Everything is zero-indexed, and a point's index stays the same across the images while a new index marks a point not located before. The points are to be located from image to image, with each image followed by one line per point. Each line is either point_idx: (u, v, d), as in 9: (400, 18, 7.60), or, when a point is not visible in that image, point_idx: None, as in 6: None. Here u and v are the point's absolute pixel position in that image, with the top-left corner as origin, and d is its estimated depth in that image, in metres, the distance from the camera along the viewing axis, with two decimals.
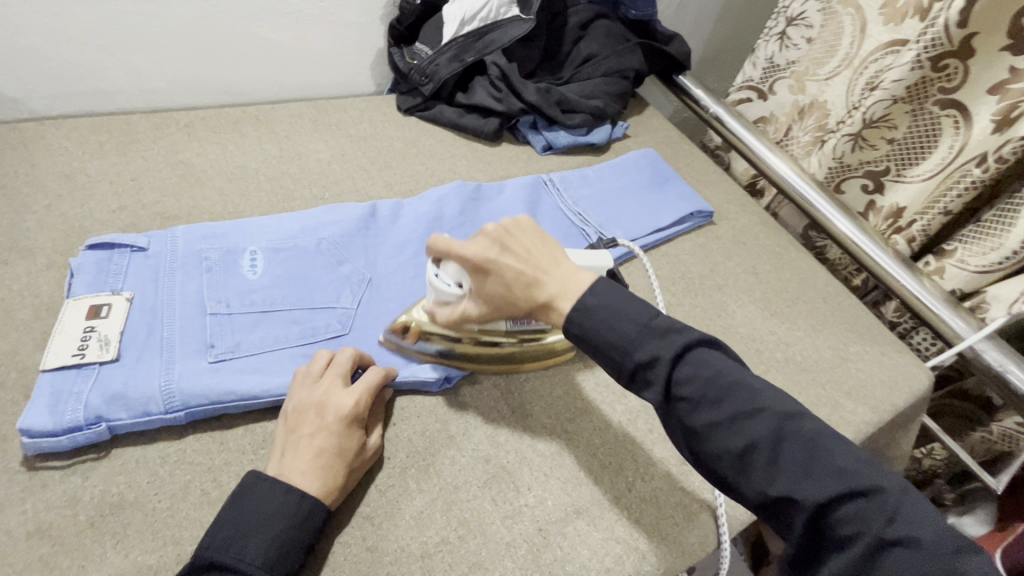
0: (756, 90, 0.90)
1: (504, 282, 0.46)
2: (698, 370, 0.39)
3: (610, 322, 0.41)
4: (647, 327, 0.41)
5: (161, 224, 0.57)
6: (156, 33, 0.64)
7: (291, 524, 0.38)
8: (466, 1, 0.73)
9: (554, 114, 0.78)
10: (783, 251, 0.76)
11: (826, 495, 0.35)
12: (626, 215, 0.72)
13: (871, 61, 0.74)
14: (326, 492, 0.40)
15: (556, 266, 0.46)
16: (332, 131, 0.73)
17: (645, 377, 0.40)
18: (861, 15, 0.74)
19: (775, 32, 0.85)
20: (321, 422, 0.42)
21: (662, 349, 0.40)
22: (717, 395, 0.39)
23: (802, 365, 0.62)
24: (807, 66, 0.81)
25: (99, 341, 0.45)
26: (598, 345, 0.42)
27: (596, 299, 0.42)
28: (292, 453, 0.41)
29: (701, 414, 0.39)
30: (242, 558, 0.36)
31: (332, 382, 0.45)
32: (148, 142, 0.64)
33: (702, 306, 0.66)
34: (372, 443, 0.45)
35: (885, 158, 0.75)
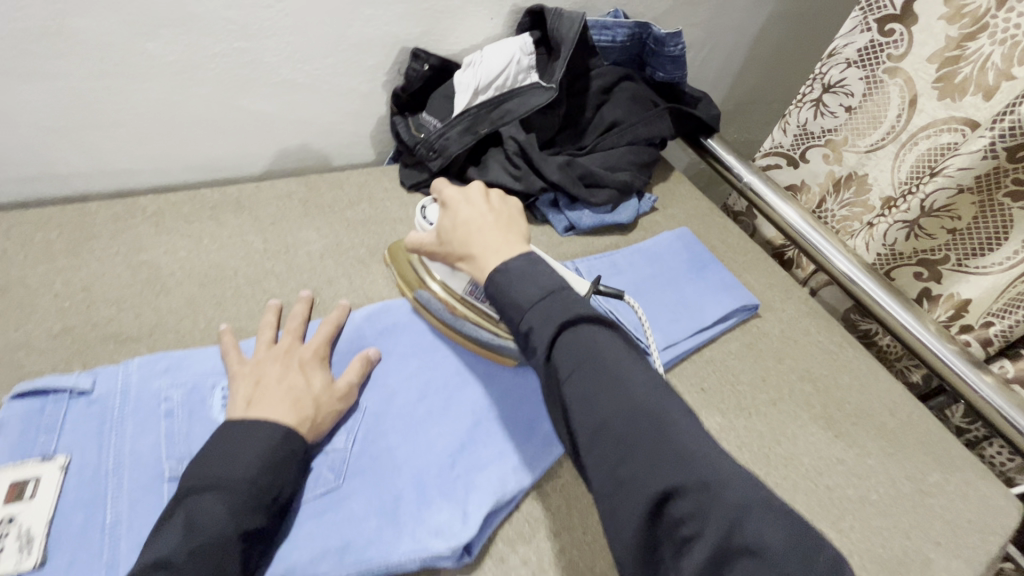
0: (786, 157, 0.80)
1: (452, 223, 0.52)
2: (581, 344, 0.40)
3: (519, 292, 0.43)
4: (549, 300, 0.42)
5: (115, 349, 0.47)
6: (120, 109, 0.54)
7: (270, 445, 0.40)
8: (480, 69, 0.65)
9: (578, 192, 0.69)
10: (838, 349, 0.67)
11: (665, 482, 0.33)
12: (663, 313, 0.63)
13: (923, 136, 0.64)
14: (298, 419, 0.43)
15: (495, 235, 0.50)
16: (325, 215, 0.63)
17: (535, 347, 0.42)
18: (910, 90, 0.64)
19: (808, 99, 0.74)
20: (284, 369, 0.46)
21: (552, 316, 0.41)
22: (592, 370, 0.39)
23: (880, 506, 0.53)
24: (844, 136, 0.71)
25: (19, 540, 0.35)
26: (507, 313, 0.44)
27: (516, 269, 0.45)
28: (257, 392, 0.44)
29: (568, 377, 0.39)
30: (224, 479, 0.38)
31: (287, 341, 0.49)
32: (107, 238, 0.53)
33: (758, 429, 0.57)
34: (343, 384, 0.48)
35: (946, 247, 0.66)
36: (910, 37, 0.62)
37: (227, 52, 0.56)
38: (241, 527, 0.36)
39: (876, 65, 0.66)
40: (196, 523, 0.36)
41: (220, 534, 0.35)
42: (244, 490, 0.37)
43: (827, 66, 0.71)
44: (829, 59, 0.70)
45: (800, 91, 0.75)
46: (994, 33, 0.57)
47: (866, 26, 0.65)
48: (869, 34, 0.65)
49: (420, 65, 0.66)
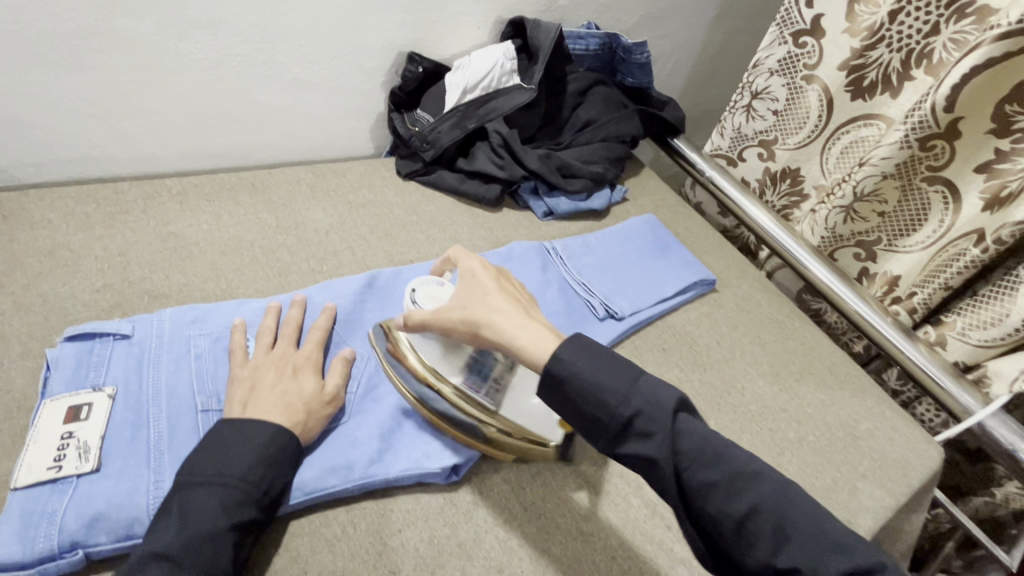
0: (726, 158, 0.92)
1: (471, 297, 0.48)
2: (695, 430, 0.39)
3: (606, 370, 0.41)
4: (643, 382, 0.41)
5: (149, 303, 0.54)
6: (150, 100, 0.62)
7: (261, 444, 0.42)
8: (469, 71, 0.74)
9: (555, 180, 0.78)
10: (786, 319, 0.76)
11: (836, 570, 0.35)
12: (630, 285, 0.71)
13: (841, 133, 0.76)
14: (291, 421, 0.44)
15: (524, 312, 0.47)
16: (330, 198, 0.71)
17: (640, 430, 0.40)
18: (827, 93, 0.75)
19: (740, 105, 0.86)
20: (278, 376, 0.47)
21: (661, 397, 0.40)
22: (713, 454, 0.38)
23: (816, 446, 0.61)
24: (775, 135, 0.83)
25: (78, 449, 0.41)
26: (594, 395, 0.41)
27: (592, 350, 0.43)
28: (252, 402, 0.45)
29: (692, 464, 0.38)
30: (215, 476, 0.39)
31: (281, 347, 0.50)
32: (138, 213, 0.61)
33: (712, 382, 0.65)
34: (332, 388, 0.49)
35: (877, 230, 0.77)
36: (820, 48, 0.74)
37: (247, 52, 0.64)
38: (234, 521, 0.38)
39: (795, 74, 0.77)
40: (222, 466, 0.40)
41: (212, 525, 0.37)
42: (236, 486, 0.39)
43: (754, 75, 0.82)
44: (755, 70, 0.81)
45: (732, 98, 0.87)
46: (890, 43, 0.68)
47: (784, 39, 0.77)
48: (787, 47, 0.77)
49: (415, 67, 0.74)
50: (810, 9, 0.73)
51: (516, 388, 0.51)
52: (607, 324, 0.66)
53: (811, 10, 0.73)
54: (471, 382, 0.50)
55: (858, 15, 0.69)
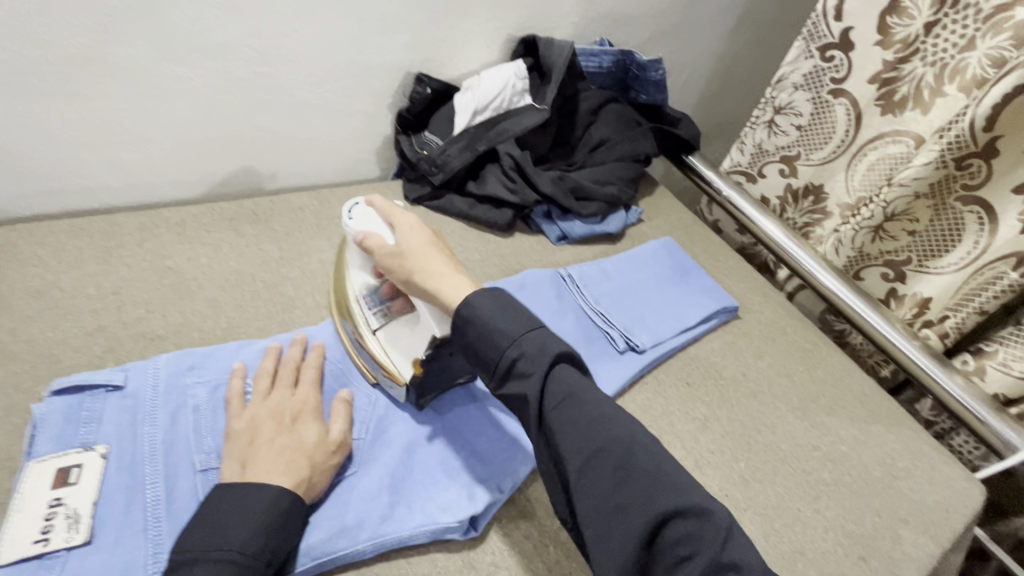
0: (746, 173, 0.87)
1: (399, 241, 0.51)
2: (568, 379, 0.43)
3: (502, 314, 0.45)
4: (534, 334, 0.44)
5: (144, 347, 0.50)
6: (146, 128, 0.59)
7: (261, 511, 0.38)
8: (479, 92, 0.71)
9: (569, 204, 0.75)
10: (813, 347, 0.72)
11: (666, 509, 0.38)
12: (650, 314, 0.68)
13: (869, 149, 0.72)
14: (295, 478, 0.41)
15: (447, 261, 0.51)
16: (334, 225, 0.68)
17: (520, 371, 0.43)
18: (855, 108, 0.72)
19: (761, 120, 0.82)
20: (277, 428, 0.44)
21: (547, 346, 0.44)
22: (581, 400, 0.42)
23: (852, 488, 0.57)
24: (798, 152, 0.79)
25: (67, 519, 0.38)
26: (486, 334, 0.44)
27: (493, 296, 0.47)
28: (251, 457, 0.42)
29: (556, 404, 0.42)
30: (212, 550, 0.36)
31: (279, 392, 0.47)
32: (133, 247, 0.58)
33: (739, 419, 0.61)
34: (337, 435, 0.46)
35: (907, 249, 0.72)
36: (849, 62, 0.71)
37: (248, 76, 0.61)
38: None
39: (821, 88, 0.74)
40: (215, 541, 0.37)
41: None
42: (237, 560, 0.36)
43: (777, 90, 0.79)
44: (778, 84, 0.78)
45: (753, 113, 0.83)
46: (925, 57, 0.66)
47: (810, 53, 0.74)
48: (813, 61, 0.74)
49: (423, 88, 0.71)
50: (839, 22, 0.70)
51: (400, 324, 0.53)
52: (628, 358, 0.63)
53: (841, 23, 0.70)
54: (368, 300, 0.54)
55: (891, 27, 0.67)
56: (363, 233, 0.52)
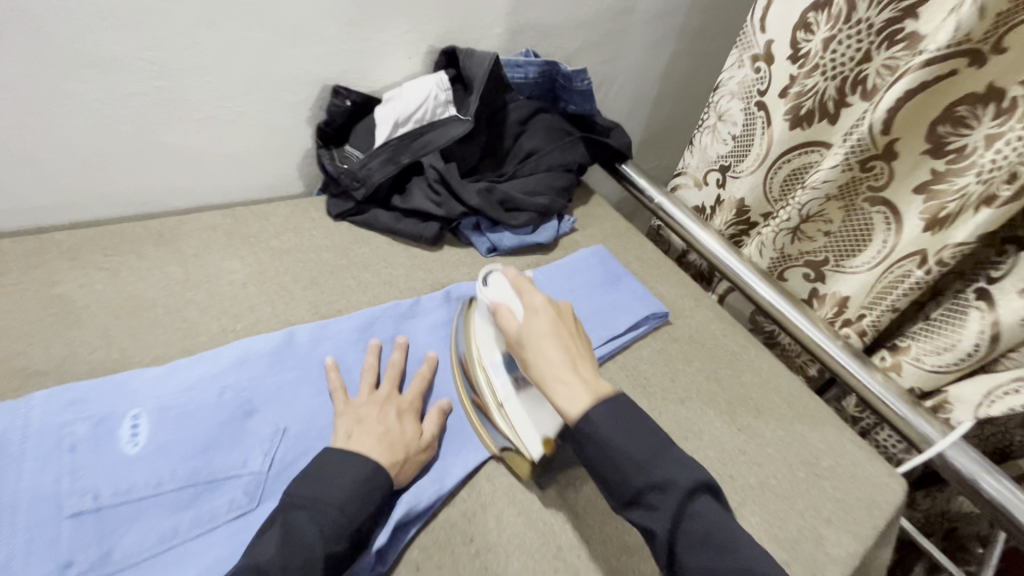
0: (692, 177, 0.89)
1: (527, 329, 0.52)
2: (698, 517, 0.42)
3: (627, 440, 0.44)
4: (658, 457, 0.44)
5: (21, 383, 0.47)
6: (35, 147, 0.55)
7: (361, 478, 0.44)
8: (400, 104, 0.71)
9: (497, 216, 0.74)
10: (743, 349, 0.73)
11: None
12: (579, 324, 0.68)
13: (783, 162, 0.74)
14: (391, 461, 0.46)
15: (572, 359, 0.49)
16: (249, 245, 0.65)
17: (649, 501, 0.43)
18: (769, 115, 0.74)
19: (707, 125, 0.84)
20: (382, 413, 0.50)
21: (676, 475, 0.43)
22: (711, 540, 0.41)
23: (778, 490, 0.58)
24: (729, 162, 0.81)
25: None
26: (610, 459, 0.44)
27: (616, 417, 0.45)
28: (356, 435, 0.47)
29: (692, 545, 0.41)
30: (317, 501, 0.42)
31: (387, 387, 0.52)
32: (19, 275, 0.54)
33: (667, 426, 0.61)
34: (428, 435, 0.51)
35: (824, 249, 0.75)
36: (769, 76, 0.73)
37: (147, 91, 0.58)
38: (326, 551, 0.40)
39: (751, 98, 0.76)
40: (294, 528, 0.40)
41: (311, 551, 0.39)
42: (334, 512, 0.41)
43: (718, 96, 0.81)
44: (719, 90, 0.80)
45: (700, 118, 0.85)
46: (824, 72, 0.67)
47: (743, 63, 0.76)
48: (745, 70, 0.76)
49: (342, 101, 0.70)
50: (764, 34, 0.72)
51: (531, 395, 0.53)
52: None
53: (765, 35, 0.72)
54: (499, 369, 0.54)
55: (799, 42, 0.68)
56: (495, 302, 0.55)
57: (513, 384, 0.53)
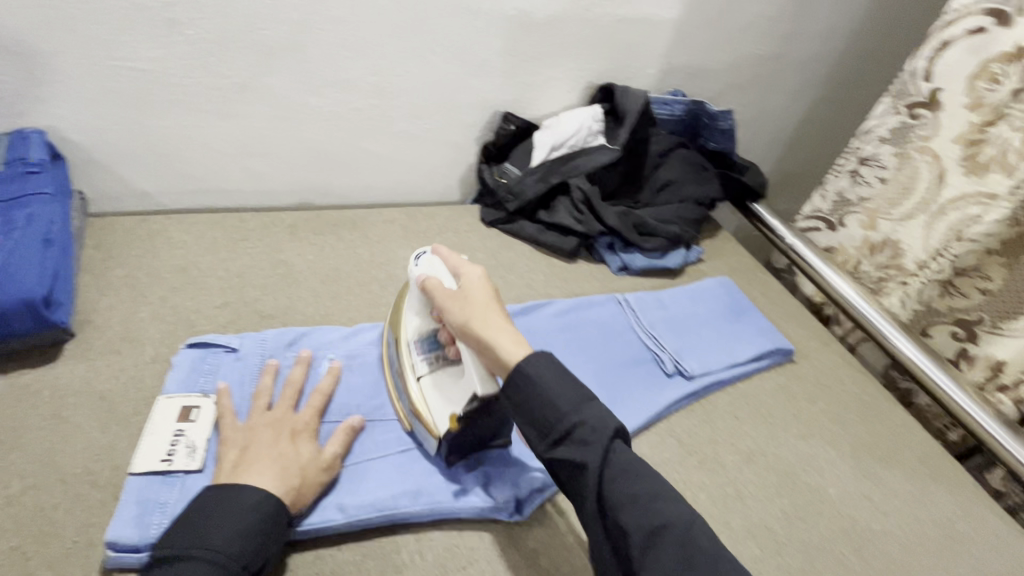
0: (825, 221, 0.87)
1: (452, 298, 0.50)
2: (626, 461, 0.42)
3: (555, 382, 0.44)
4: (589, 401, 0.43)
5: (258, 322, 0.60)
6: (278, 143, 0.70)
7: (243, 514, 0.39)
8: (557, 131, 0.80)
9: (632, 238, 0.80)
10: (872, 399, 0.72)
11: None
12: (702, 344, 0.71)
13: (950, 210, 0.71)
14: (285, 487, 0.42)
15: (501, 319, 0.48)
16: (418, 239, 0.77)
17: (576, 440, 0.42)
18: (938, 161, 0.72)
19: (845, 169, 0.83)
20: (275, 437, 0.46)
21: (602, 417, 0.43)
22: (638, 480, 0.41)
23: (904, 542, 0.57)
24: (880, 204, 0.78)
25: (186, 448, 0.45)
26: (540, 403, 0.43)
27: (542, 364, 0.44)
28: (250, 459, 0.43)
29: (617, 479, 0.41)
30: (194, 548, 0.37)
31: (280, 408, 0.48)
32: (256, 242, 0.69)
33: (787, 458, 0.62)
34: (329, 454, 0.47)
35: (978, 308, 0.72)
36: (936, 120, 0.71)
37: (364, 107, 0.71)
38: None
39: (908, 143, 0.75)
40: None
41: None
42: (212, 559, 0.37)
43: (862, 142, 0.80)
44: (864, 136, 0.80)
45: (836, 162, 0.84)
46: (1011, 123, 0.65)
47: (897, 110, 0.76)
48: (900, 117, 0.75)
49: (508, 126, 0.80)
50: (929, 83, 0.71)
51: (447, 374, 0.52)
52: (676, 381, 0.66)
53: (930, 83, 0.71)
54: (420, 346, 0.54)
55: (980, 93, 0.67)
56: (421, 276, 0.53)
57: (427, 361, 0.53)
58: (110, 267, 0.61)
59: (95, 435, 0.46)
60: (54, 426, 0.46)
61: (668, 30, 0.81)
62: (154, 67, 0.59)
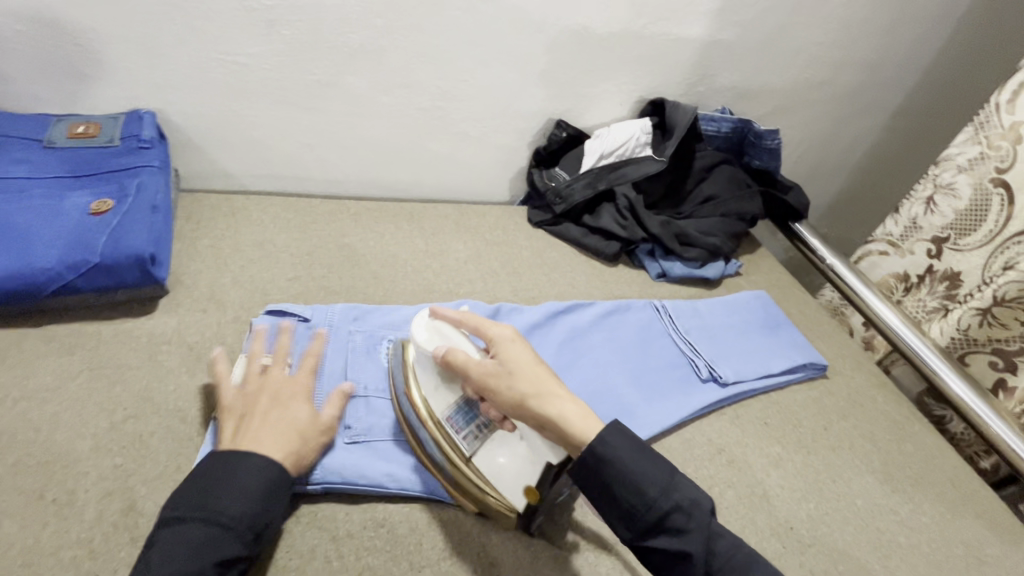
0: (892, 245, 0.88)
1: (500, 372, 0.48)
2: (719, 541, 0.43)
3: (637, 467, 0.44)
4: (675, 481, 0.44)
5: (324, 296, 0.66)
6: (349, 137, 0.77)
7: (246, 479, 0.42)
8: (606, 140, 0.84)
9: (673, 247, 0.82)
10: (905, 421, 0.72)
11: None
12: (736, 353, 0.73)
13: (1012, 243, 0.72)
14: (286, 452, 0.45)
15: (559, 389, 0.48)
16: (469, 233, 0.82)
17: (671, 526, 0.43)
18: (1010, 193, 0.72)
19: (920, 196, 0.83)
20: (271, 404, 0.48)
21: (693, 498, 0.44)
22: (732, 556, 0.43)
23: (929, 557, 0.57)
24: (949, 234, 0.79)
25: None
26: (624, 488, 0.44)
27: (623, 449, 0.44)
28: (252, 425, 0.46)
29: (717, 566, 0.43)
30: (202, 512, 0.40)
31: (275, 376, 0.50)
32: (324, 225, 0.75)
33: (816, 467, 0.63)
34: (327, 417, 0.49)
35: (1018, 339, 0.73)
36: (1016, 154, 0.71)
37: (430, 108, 0.77)
38: (216, 561, 0.38)
39: (986, 175, 0.74)
40: (176, 553, 0.38)
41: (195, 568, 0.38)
42: (218, 524, 0.39)
43: (940, 169, 0.80)
44: (941, 164, 0.80)
45: (914, 188, 0.85)
46: None
47: (979, 140, 0.75)
48: (979, 147, 0.75)
49: (560, 132, 0.84)
50: (1010, 115, 0.71)
51: (495, 444, 0.48)
52: (710, 387, 0.68)
53: (1012, 116, 0.71)
54: (454, 422, 0.49)
55: None
56: (448, 348, 0.50)
57: (474, 436, 0.48)
58: (198, 237, 0.68)
59: (184, 380, 0.52)
60: (150, 368, 0.53)
61: (720, 51, 0.84)
62: (252, 62, 0.66)
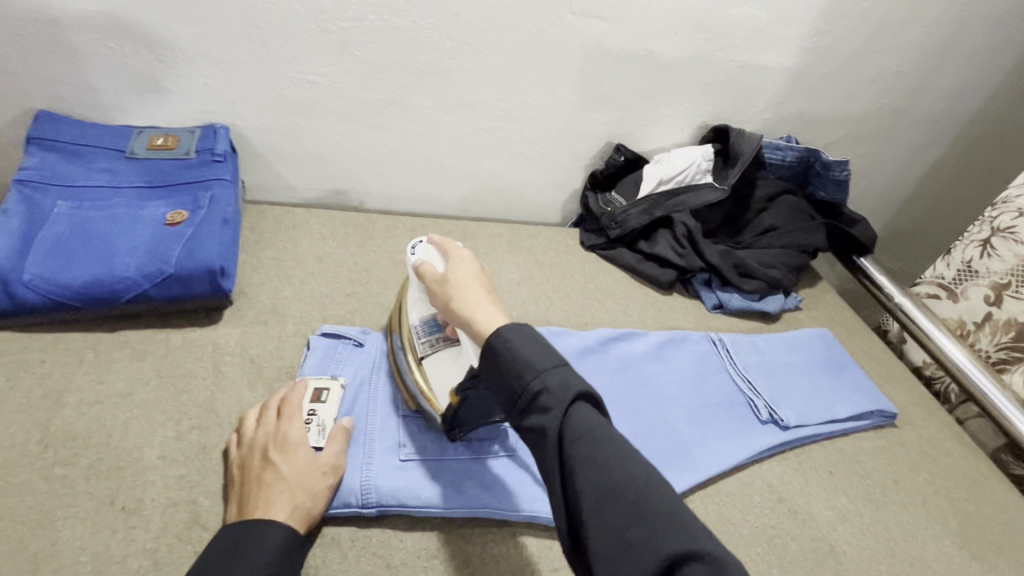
0: (944, 289, 0.84)
1: (436, 281, 0.51)
2: (583, 423, 0.39)
3: (527, 350, 0.41)
4: (557, 367, 0.41)
5: (379, 313, 0.66)
6: (409, 155, 0.77)
7: (253, 549, 0.39)
8: (668, 166, 0.81)
9: (731, 278, 0.80)
10: (984, 479, 0.67)
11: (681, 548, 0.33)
12: (798, 395, 0.69)
13: None
14: (291, 510, 0.42)
15: (486, 298, 0.49)
16: (522, 254, 0.81)
17: (540, 404, 0.39)
18: None
19: (976, 238, 0.79)
20: (264, 461, 0.45)
21: (567, 380, 0.40)
22: (593, 438, 0.38)
23: None
24: (1009, 281, 0.75)
25: (318, 427, 0.50)
26: (505, 366, 0.41)
27: (513, 335, 0.43)
28: (266, 488, 0.43)
29: (578, 444, 0.38)
30: None
31: (265, 426, 0.47)
32: (381, 241, 0.76)
33: (887, 524, 0.59)
34: (327, 458, 0.47)
35: None
36: None
37: (489, 128, 0.77)
38: None
39: None
40: None
41: None
42: None
43: (998, 211, 0.77)
44: (1001, 205, 0.76)
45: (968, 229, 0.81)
46: None
47: None
48: None
49: (618, 157, 0.83)
50: None
51: (445, 354, 0.52)
52: (769, 429, 0.65)
53: None
54: (421, 328, 0.54)
55: None
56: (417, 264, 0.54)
57: (433, 344, 0.53)
58: (261, 248, 0.70)
59: (247, 393, 0.53)
60: (215, 380, 0.54)
61: (787, 78, 0.82)
62: (323, 80, 0.68)
